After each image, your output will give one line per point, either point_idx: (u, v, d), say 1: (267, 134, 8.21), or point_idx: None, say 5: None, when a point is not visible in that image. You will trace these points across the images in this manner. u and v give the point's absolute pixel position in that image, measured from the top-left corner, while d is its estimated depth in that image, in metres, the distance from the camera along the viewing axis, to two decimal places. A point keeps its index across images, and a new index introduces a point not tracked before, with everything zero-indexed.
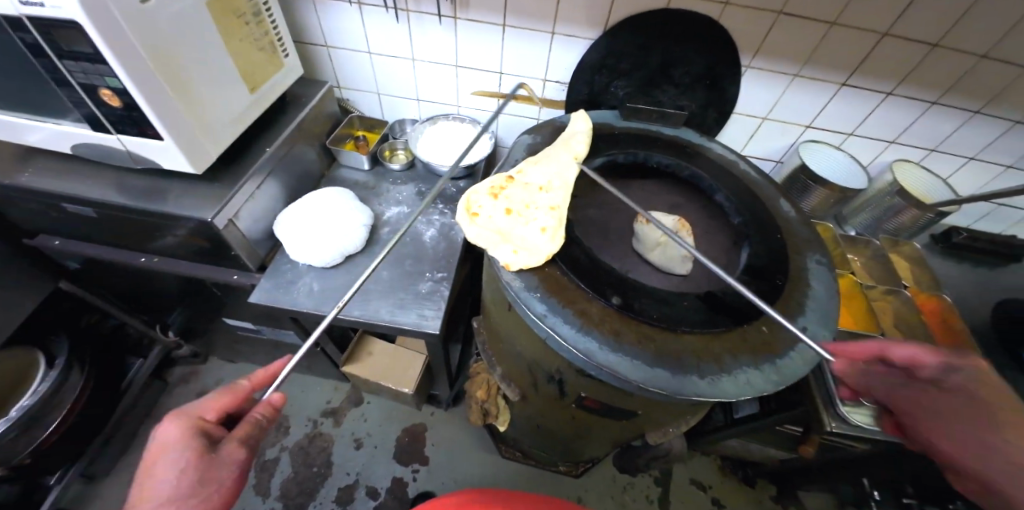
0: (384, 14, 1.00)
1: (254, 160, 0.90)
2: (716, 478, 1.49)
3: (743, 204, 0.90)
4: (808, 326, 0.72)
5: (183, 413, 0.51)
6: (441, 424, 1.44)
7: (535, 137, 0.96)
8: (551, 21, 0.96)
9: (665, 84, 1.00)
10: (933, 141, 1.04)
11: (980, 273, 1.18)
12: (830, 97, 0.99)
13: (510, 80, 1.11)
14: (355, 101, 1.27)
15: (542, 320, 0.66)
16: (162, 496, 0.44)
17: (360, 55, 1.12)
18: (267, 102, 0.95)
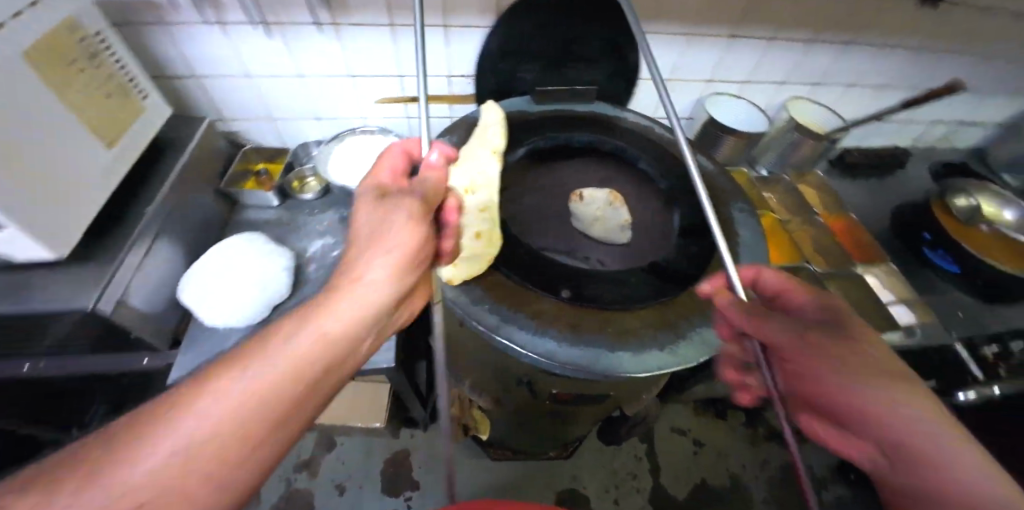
0: (254, 31, 0.89)
1: (133, 227, 0.78)
2: (692, 421, 1.60)
3: (665, 167, 0.93)
4: (744, 274, 0.76)
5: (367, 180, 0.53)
6: (425, 444, 1.40)
7: (450, 138, 0.91)
8: (440, 13, 0.90)
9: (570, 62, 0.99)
10: (816, 76, 1.13)
11: (874, 186, 1.32)
12: (724, 50, 1.03)
13: (413, 81, 1.04)
14: (245, 131, 1.13)
15: (496, 332, 0.62)
16: (358, 245, 0.45)
17: (239, 80, 0.99)
18: (134, 154, 0.83)
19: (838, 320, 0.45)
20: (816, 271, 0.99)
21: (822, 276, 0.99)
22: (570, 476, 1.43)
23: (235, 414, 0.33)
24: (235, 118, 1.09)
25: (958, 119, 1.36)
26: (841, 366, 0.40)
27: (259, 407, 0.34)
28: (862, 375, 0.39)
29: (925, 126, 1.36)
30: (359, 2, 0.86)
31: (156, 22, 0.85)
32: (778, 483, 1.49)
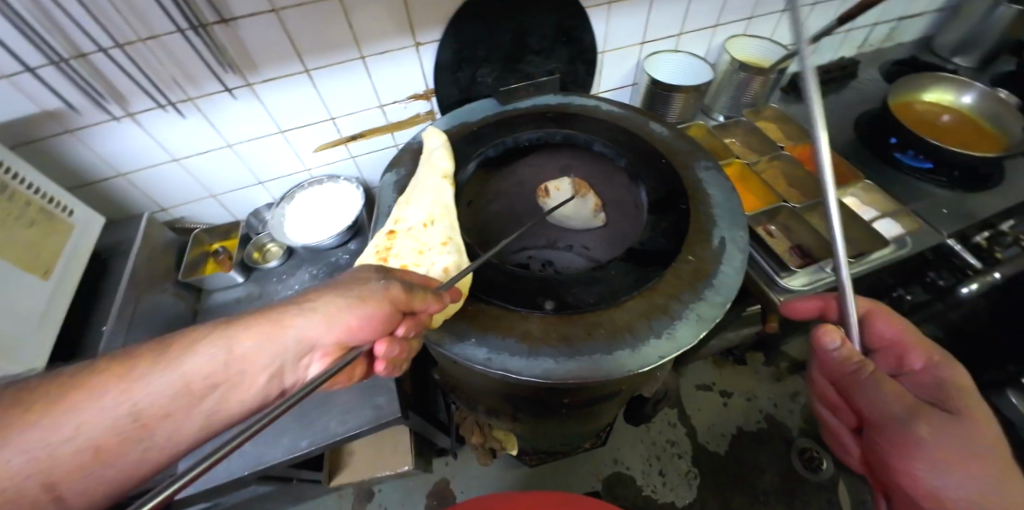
0: (166, 114, 0.84)
1: (96, 347, 0.78)
2: (714, 374, 1.60)
3: (622, 144, 0.89)
4: (723, 234, 0.75)
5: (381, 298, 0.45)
6: (461, 469, 1.39)
7: (398, 172, 0.87)
8: (353, 47, 0.86)
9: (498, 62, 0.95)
10: (748, 10, 1.11)
11: (832, 102, 1.30)
12: (649, 9, 1.00)
13: (346, 121, 1.00)
14: (192, 215, 1.08)
15: (488, 365, 0.60)
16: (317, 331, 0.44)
17: (166, 166, 0.94)
18: (76, 277, 0.79)
19: (945, 398, 0.48)
20: (794, 207, 0.98)
21: (800, 211, 0.98)
22: (612, 460, 1.43)
23: (329, 319, 0.44)
24: (177, 205, 1.04)
25: (899, 16, 1.34)
26: (934, 432, 0.44)
27: (349, 319, 0.44)
28: (957, 462, 0.42)
29: (868, 30, 1.34)
30: (266, 58, 0.81)
31: (62, 131, 0.80)
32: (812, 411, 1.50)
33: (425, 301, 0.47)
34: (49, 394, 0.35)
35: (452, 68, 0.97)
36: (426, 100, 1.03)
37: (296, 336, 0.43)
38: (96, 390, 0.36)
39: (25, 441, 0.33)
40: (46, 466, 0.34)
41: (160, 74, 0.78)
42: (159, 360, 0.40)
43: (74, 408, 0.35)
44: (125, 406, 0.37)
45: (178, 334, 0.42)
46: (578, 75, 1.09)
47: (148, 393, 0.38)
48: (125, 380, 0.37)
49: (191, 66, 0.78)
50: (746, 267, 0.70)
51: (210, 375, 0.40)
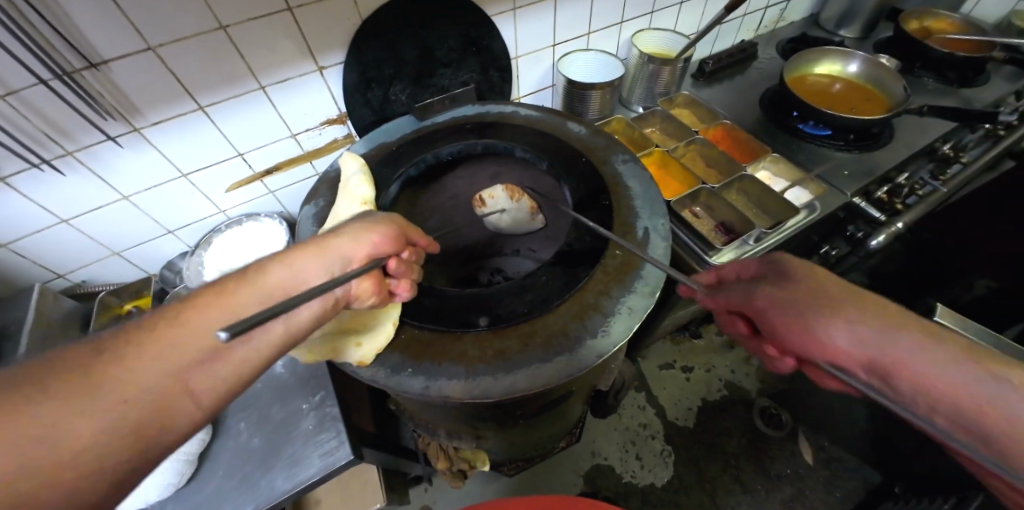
0: (44, 175, 0.75)
1: None
2: (673, 352, 1.67)
3: (543, 148, 0.89)
4: (647, 224, 0.76)
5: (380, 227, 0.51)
6: (439, 494, 1.36)
7: (316, 203, 0.83)
8: (251, 78, 0.81)
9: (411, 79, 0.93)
10: (647, 6, 1.17)
11: (740, 82, 1.39)
12: (554, 12, 1.03)
13: (256, 156, 0.94)
14: (95, 277, 0.98)
15: (426, 394, 0.58)
16: (334, 255, 0.44)
17: (51, 229, 0.84)
18: None
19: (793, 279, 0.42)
20: (713, 187, 1.04)
21: (719, 190, 1.04)
22: (590, 453, 1.45)
23: (361, 237, 0.47)
24: (74, 269, 0.93)
25: None
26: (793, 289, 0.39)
27: (376, 236, 0.49)
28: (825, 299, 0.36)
29: (761, 13, 1.45)
30: (151, 100, 0.75)
31: None
32: (765, 372, 1.60)
33: (419, 233, 0.60)
34: (158, 318, 0.34)
35: (361, 90, 0.94)
36: (342, 124, 0.99)
37: (341, 253, 0.45)
38: (199, 307, 0.35)
39: (161, 348, 0.32)
40: (179, 371, 0.32)
41: (26, 130, 0.69)
42: (236, 280, 0.38)
43: (184, 319, 0.34)
44: (225, 315, 0.35)
45: (242, 265, 0.39)
46: (494, 82, 1.09)
47: (243, 304, 0.36)
48: (222, 299, 0.36)
49: (64, 118, 0.71)
50: (669, 254, 0.72)
51: (283, 286, 0.39)
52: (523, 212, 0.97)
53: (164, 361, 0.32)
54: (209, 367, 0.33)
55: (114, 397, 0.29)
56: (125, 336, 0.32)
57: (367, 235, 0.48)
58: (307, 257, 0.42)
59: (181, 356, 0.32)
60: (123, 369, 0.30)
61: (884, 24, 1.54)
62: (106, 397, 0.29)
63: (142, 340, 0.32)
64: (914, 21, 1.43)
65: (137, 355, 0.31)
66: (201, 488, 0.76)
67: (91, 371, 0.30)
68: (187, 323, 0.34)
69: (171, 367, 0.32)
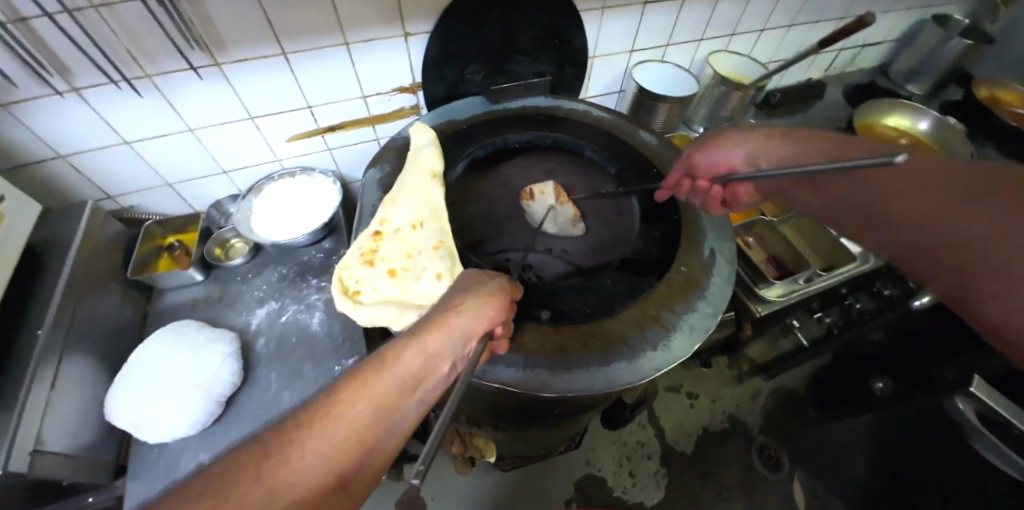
0: (118, 92, 0.74)
1: (28, 353, 0.67)
2: (682, 376, 1.65)
3: (613, 152, 0.90)
4: (713, 245, 0.75)
5: (492, 297, 0.45)
6: (434, 475, 1.38)
7: (382, 168, 0.82)
8: (338, 32, 0.79)
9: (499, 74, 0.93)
10: (730, 27, 1.15)
11: (800, 119, 1.38)
12: (640, 18, 1.01)
13: (324, 111, 0.93)
14: (143, 204, 0.97)
15: (482, 377, 0.57)
16: (454, 337, 0.39)
17: (114, 149, 0.83)
18: (8, 273, 0.69)
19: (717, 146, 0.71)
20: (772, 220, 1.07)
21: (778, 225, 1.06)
22: (584, 462, 1.44)
23: (479, 312, 0.42)
24: (126, 193, 0.93)
25: (861, 43, 1.43)
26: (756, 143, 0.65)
27: (492, 310, 0.43)
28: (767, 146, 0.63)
29: (833, 55, 1.43)
30: (239, 37, 0.73)
31: None
32: (771, 411, 1.58)
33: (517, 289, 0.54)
34: (311, 412, 0.31)
35: (441, 63, 0.92)
36: (412, 94, 0.98)
37: (464, 332, 0.40)
38: (341, 398, 0.32)
39: (318, 445, 0.29)
40: (335, 472, 0.29)
41: (112, 45, 0.67)
42: (374, 368, 0.35)
43: (336, 416, 0.31)
44: (369, 410, 0.32)
45: (376, 351, 0.37)
46: (567, 78, 1.07)
47: (381, 397, 0.33)
48: (362, 385, 0.33)
49: (151, 41, 0.69)
50: (733, 277, 0.71)
51: (415, 375, 0.36)
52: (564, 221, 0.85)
53: (323, 460, 0.29)
54: (361, 462, 0.31)
55: (283, 501, 0.26)
56: (283, 429, 0.30)
57: (483, 310, 0.42)
58: (430, 340, 0.38)
59: (336, 453, 0.30)
60: (289, 467, 0.28)
61: (953, 86, 1.52)
62: (276, 500, 0.26)
63: (300, 439, 0.29)
64: (985, 89, 1.41)
65: (298, 451, 0.29)
66: (227, 433, 0.75)
67: (264, 466, 0.27)
68: (339, 420, 0.31)
69: (328, 469, 0.29)
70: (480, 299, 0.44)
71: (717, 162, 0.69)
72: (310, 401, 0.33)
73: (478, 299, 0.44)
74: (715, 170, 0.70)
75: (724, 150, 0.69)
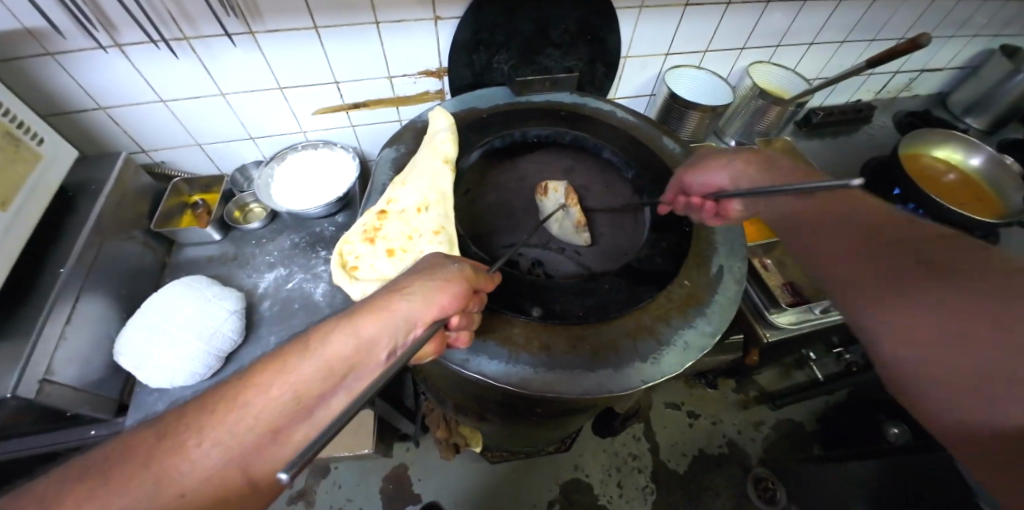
0: (157, 51, 0.77)
1: (50, 288, 0.72)
2: (684, 393, 1.61)
3: (633, 156, 0.87)
4: (723, 262, 0.72)
5: (447, 284, 0.43)
6: (422, 455, 1.41)
7: (397, 148, 0.82)
8: (369, 10, 0.80)
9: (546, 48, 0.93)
10: (776, 38, 1.09)
11: (841, 142, 1.31)
12: (679, 20, 0.97)
13: (351, 87, 0.95)
14: (173, 161, 1.02)
15: (465, 366, 0.57)
16: (392, 322, 0.39)
17: (150, 106, 0.87)
18: (40, 211, 0.74)
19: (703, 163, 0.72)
20: None
21: None
22: (572, 466, 1.42)
23: (430, 297, 0.41)
24: (158, 148, 0.97)
25: (921, 66, 1.33)
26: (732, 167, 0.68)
27: (445, 297, 0.42)
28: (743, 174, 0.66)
29: (888, 77, 1.34)
30: (274, 8, 0.75)
31: (40, 52, 0.72)
32: (774, 443, 1.51)
33: (488, 280, 0.52)
34: (220, 398, 0.34)
35: (468, 49, 0.91)
36: (438, 78, 0.99)
37: (407, 319, 0.40)
38: (257, 386, 0.34)
39: (219, 434, 0.32)
40: (237, 457, 0.31)
41: (155, 7, 0.70)
42: (298, 352, 0.37)
43: (246, 401, 0.33)
44: (284, 396, 0.34)
45: (310, 333, 0.38)
46: (596, 76, 1.05)
47: (300, 382, 0.35)
48: (280, 375, 0.35)
49: (190, 5, 0.71)
50: (740, 298, 0.68)
51: (342, 361, 0.37)
52: (570, 225, 0.82)
53: (219, 449, 0.31)
54: (269, 449, 0.33)
55: (170, 492, 0.29)
56: (192, 415, 0.33)
57: (431, 297, 0.41)
58: (365, 323, 0.38)
59: (237, 441, 0.32)
60: (183, 457, 0.30)
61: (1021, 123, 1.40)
62: (168, 485, 0.29)
63: (201, 425, 0.32)
64: None
65: (197, 441, 0.31)
66: None
67: (156, 453, 0.30)
68: (247, 406, 0.33)
69: (226, 455, 0.31)
70: (432, 285, 0.42)
71: (705, 182, 0.69)
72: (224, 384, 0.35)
73: (430, 284, 0.43)
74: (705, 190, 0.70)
75: (708, 174, 0.69)
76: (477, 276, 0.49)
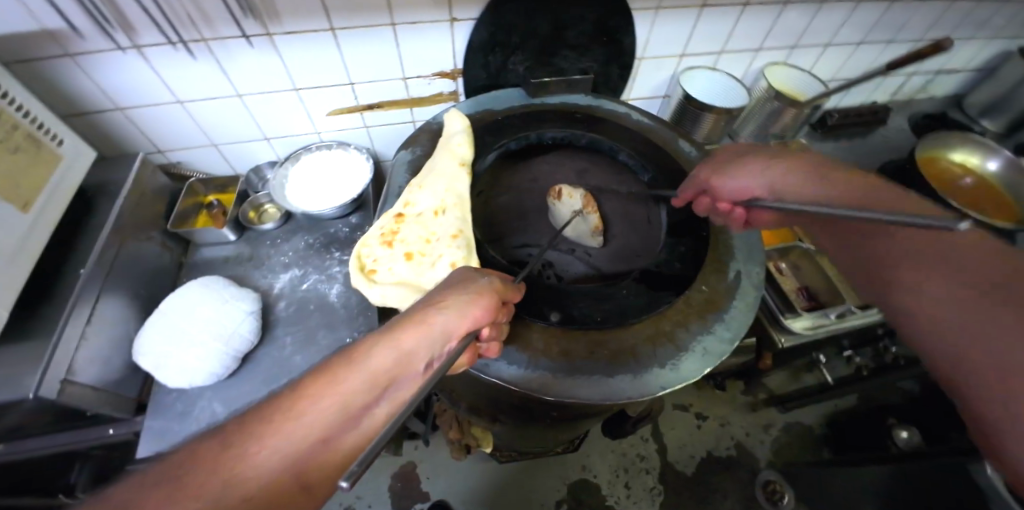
0: (176, 53, 0.77)
1: (71, 288, 0.73)
2: (693, 395, 1.60)
3: (649, 159, 0.87)
4: (740, 268, 0.72)
5: (479, 297, 0.45)
6: (430, 454, 1.42)
7: (413, 150, 0.82)
8: (385, 12, 0.80)
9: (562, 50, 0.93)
10: (793, 39, 1.08)
11: (853, 145, 1.30)
12: (696, 21, 0.96)
13: (366, 89, 0.95)
14: (189, 161, 1.03)
15: (484, 370, 0.57)
16: (431, 334, 0.40)
17: (167, 106, 0.87)
18: (60, 213, 0.75)
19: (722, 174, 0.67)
20: (809, 247, 1.01)
21: (815, 253, 1.00)
22: (580, 466, 1.43)
23: (463, 310, 0.43)
24: (175, 149, 0.98)
25: (938, 68, 1.31)
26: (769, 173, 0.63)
27: (477, 309, 0.43)
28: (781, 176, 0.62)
29: (904, 78, 1.32)
30: (291, 10, 0.75)
31: (61, 54, 0.73)
32: (783, 446, 1.51)
33: (515, 293, 0.52)
34: (271, 411, 0.34)
35: (483, 51, 0.91)
36: (452, 80, 0.98)
37: (445, 330, 0.41)
38: (308, 396, 0.35)
39: (274, 444, 0.31)
40: (291, 468, 0.31)
41: (174, 10, 0.70)
42: (344, 365, 0.37)
43: (298, 413, 0.33)
44: (333, 407, 0.34)
45: (353, 346, 0.39)
46: (611, 77, 1.04)
47: (348, 393, 0.35)
48: (329, 385, 0.36)
49: (209, 8, 0.71)
50: (759, 304, 0.67)
51: (388, 372, 0.37)
52: (586, 229, 0.83)
53: (275, 458, 0.31)
54: (320, 460, 0.32)
55: (232, 498, 0.29)
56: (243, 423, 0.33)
57: (465, 309, 0.42)
58: (405, 335, 0.39)
59: (292, 450, 0.32)
60: (241, 465, 0.30)
61: None
62: (229, 491, 0.29)
63: (254, 438, 0.32)
64: None
65: (253, 450, 0.31)
66: (240, 386, 0.80)
67: (215, 459, 0.30)
68: (298, 417, 0.33)
69: (280, 464, 0.31)
70: (465, 298, 0.44)
71: (737, 188, 0.65)
72: (273, 394, 0.36)
73: (462, 296, 0.44)
74: (736, 198, 0.65)
75: (739, 178, 0.65)
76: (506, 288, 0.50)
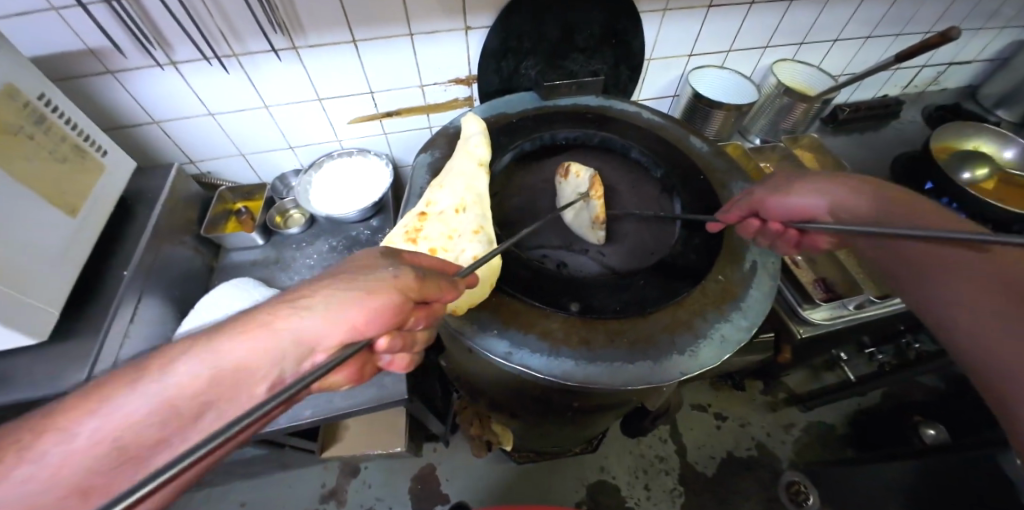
0: (209, 67, 0.82)
1: (114, 290, 0.78)
2: (710, 395, 1.59)
3: (661, 156, 0.88)
4: (756, 258, 0.73)
5: (361, 302, 0.37)
6: (449, 455, 1.43)
7: (432, 153, 0.86)
8: (404, 23, 0.84)
9: (572, 53, 0.95)
10: (800, 35, 1.10)
11: (866, 138, 1.30)
12: (703, 21, 0.99)
13: (385, 97, 0.99)
14: (218, 171, 1.08)
15: (508, 359, 0.59)
16: (273, 344, 0.34)
17: (198, 119, 0.92)
18: (103, 219, 0.80)
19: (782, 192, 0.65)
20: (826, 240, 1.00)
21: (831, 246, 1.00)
22: (598, 467, 1.42)
23: (333, 314, 0.36)
24: (205, 159, 1.04)
25: (950, 60, 1.31)
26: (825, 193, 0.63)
27: (353, 315, 0.36)
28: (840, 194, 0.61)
29: (916, 71, 1.32)
30: (316, 23, 0.79)
31: (102, 70, 0.78)
32: (805, 445, 1.48)
33: (441, 291, 0.42)
34: (52, 416, 0.31)
35: (497, 56, 0.94)
36: (467, 85, 1.02)
37: (297, 341, 0.35)
38: (97, 406, 0.31)
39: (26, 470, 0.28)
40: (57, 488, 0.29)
41: (208, 26, 0.75)
42: (156, 370, 0.33)
43: (75, 428, 0.30)
44: (125, 423, 0.31)
45: (176, 347, 0.35)
46: (621, 78, 1.06)
47: (144, 409, 0.31)
48: (128, 395, 0.32)
49: (240, 24, 0.76)
50: (775, 293, 0.68)
51: (206, 388, 0.33)
52: (588, 217, 0.80)
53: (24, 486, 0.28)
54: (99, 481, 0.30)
55: None
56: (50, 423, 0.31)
57: (328, 317, 0.36)
58: (243, 345, 0.34)
59: (54, 473, 0.29)
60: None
61: None
62: None
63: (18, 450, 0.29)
64: None
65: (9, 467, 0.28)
66: None
67: None
68: (75, 431, 0.30)
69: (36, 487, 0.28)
70: (339, 302, 0.36)
71: (798, 207, 0.64)
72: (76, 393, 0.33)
73: (340, 299, 0.37)
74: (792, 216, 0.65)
75: (799, 198, 0.64)
76: (430, 289, 0.41)
